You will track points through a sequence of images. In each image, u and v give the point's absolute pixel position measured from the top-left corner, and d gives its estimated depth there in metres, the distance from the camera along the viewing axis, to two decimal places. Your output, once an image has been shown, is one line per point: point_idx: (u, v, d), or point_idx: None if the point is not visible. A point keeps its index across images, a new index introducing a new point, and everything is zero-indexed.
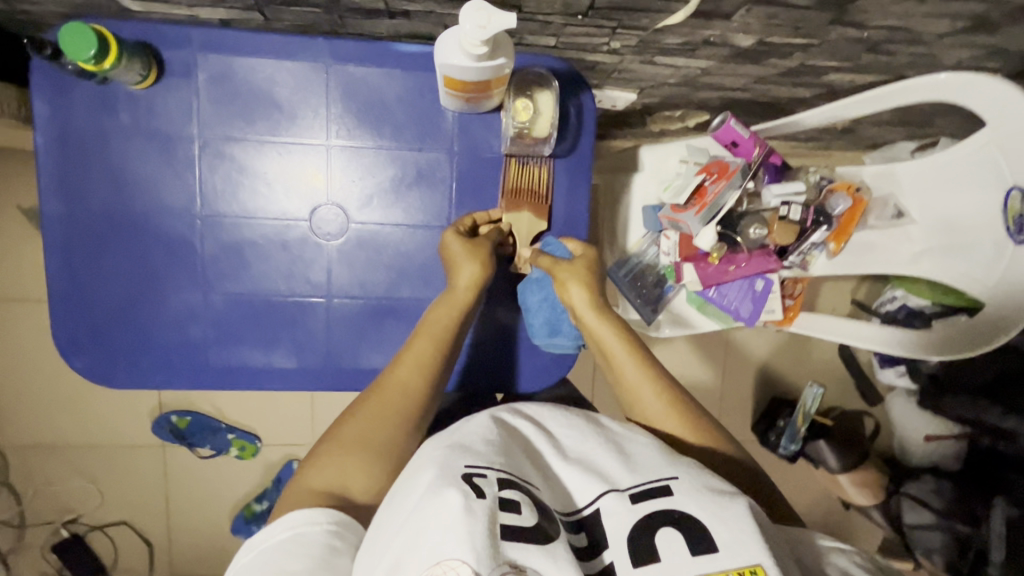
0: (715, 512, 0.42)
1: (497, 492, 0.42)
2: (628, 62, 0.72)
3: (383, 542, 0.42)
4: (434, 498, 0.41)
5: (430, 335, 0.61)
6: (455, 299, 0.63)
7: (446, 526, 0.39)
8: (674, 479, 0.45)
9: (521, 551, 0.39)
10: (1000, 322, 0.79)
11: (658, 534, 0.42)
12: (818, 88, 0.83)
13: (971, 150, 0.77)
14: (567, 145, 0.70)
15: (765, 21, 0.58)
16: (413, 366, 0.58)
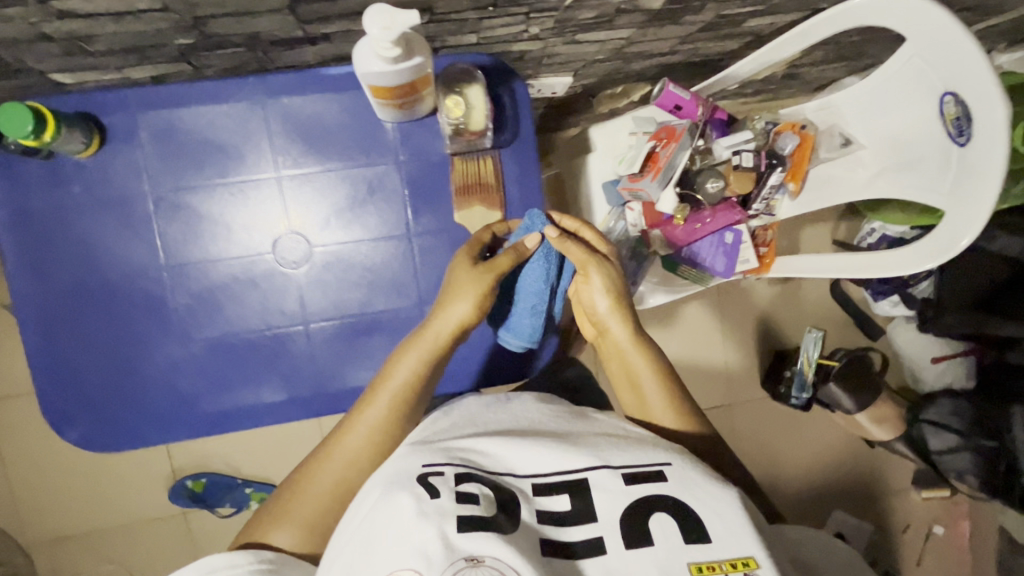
0: (711, 507, 0.49)
1: (454, 485, 0.50)
2: (553, 45, 0.74)
3: (346, 542, 0.50)
4: (390, 503, 0.49)
5: (390, 389, 0.63)
6: (429, 342, 0.64)
7: (404, 531, 0.46)
8: (669, 465, 0.52)
9: (477, 546, 0.46)
10: (946, 238, 0.78)
11: (651, 517, 0.49)
12: (744, 37, 0.86)
13: (902, 65, 0.79)
14: (508, 134, 0.72)
15: None
16: (370, 422, 0.63)
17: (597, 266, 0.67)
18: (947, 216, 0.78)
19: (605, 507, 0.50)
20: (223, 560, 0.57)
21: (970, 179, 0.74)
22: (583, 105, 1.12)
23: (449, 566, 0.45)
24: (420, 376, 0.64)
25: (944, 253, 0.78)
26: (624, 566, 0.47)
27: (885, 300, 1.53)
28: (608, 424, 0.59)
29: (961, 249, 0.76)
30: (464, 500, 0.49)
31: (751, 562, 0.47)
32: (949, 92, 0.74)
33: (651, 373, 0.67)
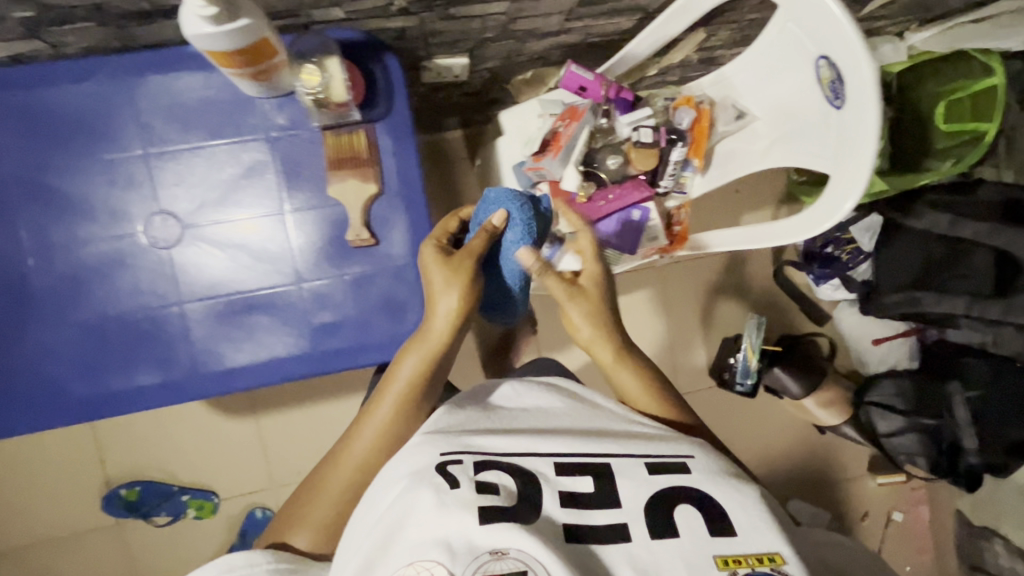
0: (735, 501, 0.56)
1: (474, 474, 0.56)
2: (431, 21, 0.75)
3: (373, 522, 0.56)
4: (415, 494, 0.55)
5: (395, 393, 0.67)
6: (429, 344, 0.68)
7: (433, 522, 0.52)
8: (692, 458, 0.60)
9: (499, 540, 0.51)
10: (833, 202, 0.78)
11: (674, 509, 0.55)
12: (635, 14, 0.87)
13: (780, 32, 0.80)
14: (382, 108, 0.71)
15: None
16: (375, 427, 0.67)
17: (574, 301, 0.72)
18: (834, 179, 0.78)
19: (629, 495, 0.56)
20: (240, 559, 0.60)
21: (850, 141, 0.75)
22: (499, 92, 1.13)
23: (473, 559, 0.50)
24: (423, 376, 0.68)
25: (833, 215, 0.78)
26: (649, 552, 0.53)
27: (826, 283, 1.53)
28: (626, 420, 0.66)
29: (848, 212, 0.76)
30: (486, 489, 0.55)
31: (777, 557, 0.52)
32: (823, 55, 0.74)
33: (639, 386, 0.72)
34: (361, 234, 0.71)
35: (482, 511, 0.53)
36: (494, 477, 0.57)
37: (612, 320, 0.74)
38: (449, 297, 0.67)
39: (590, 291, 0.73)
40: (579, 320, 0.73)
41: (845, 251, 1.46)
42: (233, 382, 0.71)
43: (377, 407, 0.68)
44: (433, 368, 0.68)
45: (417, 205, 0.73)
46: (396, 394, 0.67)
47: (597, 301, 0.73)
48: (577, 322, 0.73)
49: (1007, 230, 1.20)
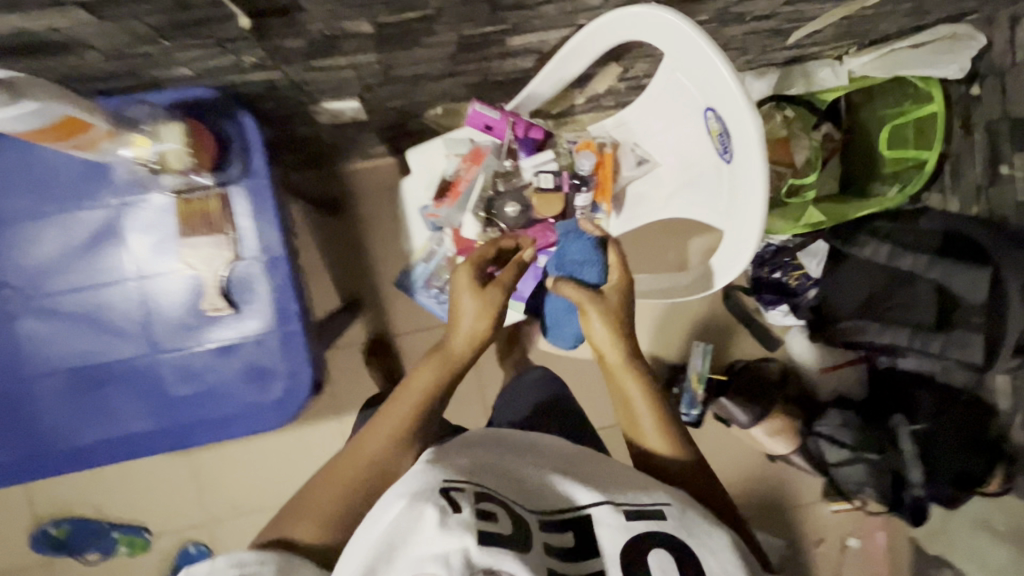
0: (706, 547, 0.55)
1: (473, 501, 0.51)
2: (295, 73, 0.71)
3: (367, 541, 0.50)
4: (415, 513, 0.49)
5: (412, 396, 0.68)
6: (450, 352, 0.71)
7: (432, 541, 0.47)
8: (669, 506, 0.58)
9: (494, 560, 0.46)
10: (723, 264, 0.77)
11: (649, 552, 0.53)
12: (531, 55, 0.83)
13: (668, 80, 0.76)
14: (238, 168, 0.67)
15: (341, 5, 0.55)
16: (391, 423, 0.66)
17: (592, 305, 0.73)
18: (726, 236, 0.76)
19: (608, 542, 0.53)
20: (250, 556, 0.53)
21: (738, 198, 0.72)
22: (417, 124, 1.08)
23: None
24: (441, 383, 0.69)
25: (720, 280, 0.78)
26: None
27: (776, 309, 1.47)
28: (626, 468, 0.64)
29: (746, 267, 0.73)
30: (486, 517, 0.49)
31: None
32: (709, 107, 0.71)
33: (641, 394, 0.70)
34: (216, 304, 0.68)
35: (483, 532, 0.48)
36: (492, 506, 0.51)
37: (627, 323, 0.74)
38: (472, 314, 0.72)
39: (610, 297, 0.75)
40: (597, 327, 0.73)
41: (791, 278, 1.39)
42: (87, 459, 0.68)
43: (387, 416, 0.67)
44: (449, 380, 0.70)
45: (281, 270, 0.69)
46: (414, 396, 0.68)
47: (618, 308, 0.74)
48: (598, 333, 0.72)
49: (944, 262, 1.17)
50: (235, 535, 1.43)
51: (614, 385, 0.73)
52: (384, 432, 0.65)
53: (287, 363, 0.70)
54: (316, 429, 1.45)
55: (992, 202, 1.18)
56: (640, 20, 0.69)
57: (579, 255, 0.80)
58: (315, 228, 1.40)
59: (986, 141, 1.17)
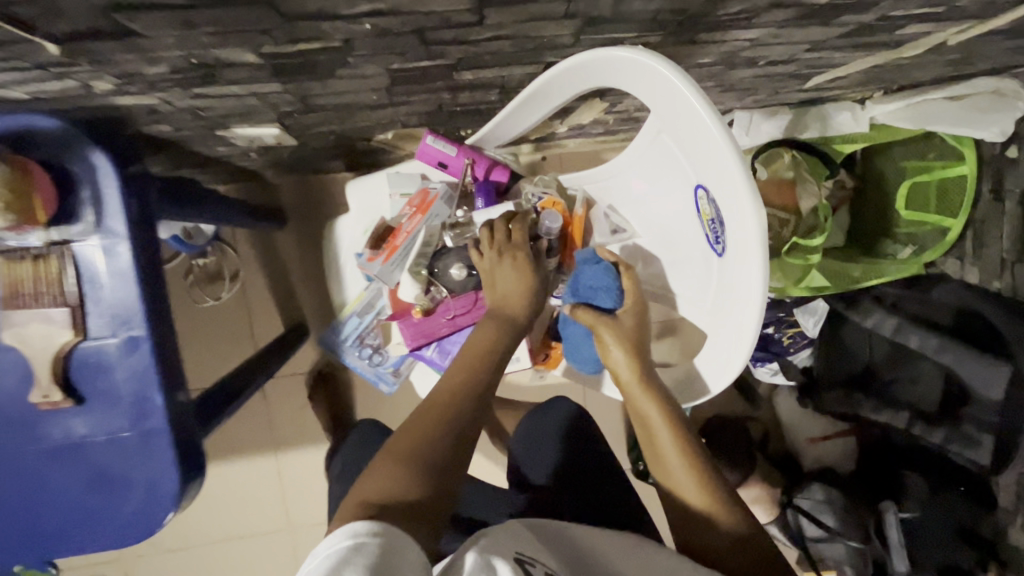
0: None
1: None
2: (174, 99, 0.55)
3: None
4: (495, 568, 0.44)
5: (469, 354, 0.61)
6: (505, 316, 0.65)
7: None
8: None
9: None
10: (710, 373, 0.62)
11: None
12: (492, 89, 0.67)
13: (657, 137, 0.61)
14: (87, 221, 0.52)
15: (195, 30, 0.40)
16: (456, 376, 0.59)
17: (607, 328, 0.64)
18: (711, 341, 0.62)
19: None
20: (363, 528, 0.43)
21: (727, 303, 0.58)
22: (366, 146, 0.92)
23: None
24: (497, 343, 0.62)
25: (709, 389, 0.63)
26: None
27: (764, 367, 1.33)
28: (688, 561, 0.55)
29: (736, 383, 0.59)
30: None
31: None
32: (702, 184, 0.56)
33: (665, 425, 0.61)
34: (49, 394, 0.53)
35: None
36: None
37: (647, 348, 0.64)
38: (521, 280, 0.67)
39: (625, 320, 0.65)
40: (615, 355, 0.64)
41: (785, 334, 1.23)
42: None
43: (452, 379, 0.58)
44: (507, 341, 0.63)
45: (141, 354, 0.54)
46: (470, 356, 0.61)
47: (634, 331, 0.64)
48: (616, 363, 0.63)
49: (956, 345, 1.01)
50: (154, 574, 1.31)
51: (637, 420, 0.63)
52: (459, 381, 0.58)
53: (147, 469, 0.56)
54: (249, 465, 1.31)
55: (1016, 280, 1.04)
56: (620, 65, 0.54)
57: (592, 279, 0.67)
58: (258, 244, 1.24)
59: (1017, 211, 1.03)
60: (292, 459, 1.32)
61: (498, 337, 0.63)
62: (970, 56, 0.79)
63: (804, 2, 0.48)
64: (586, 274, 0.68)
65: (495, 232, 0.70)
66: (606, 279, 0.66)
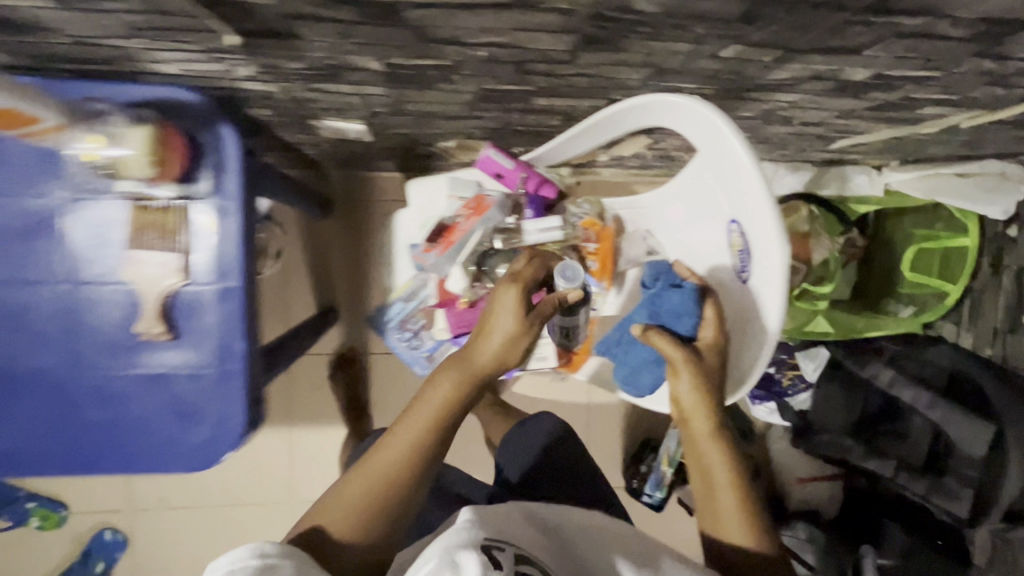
0: None
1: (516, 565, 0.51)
2: (293, 90, 0.64)
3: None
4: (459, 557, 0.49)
5: (422, 409, 0.63)
6: (466, 371, 0.65)
7: None
8: None
9: None
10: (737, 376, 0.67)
11: None
12: (555, 115, 0.76)
13: (699, 173, 0.69)
14: (206, 183, 0.60)
15: (348, 40, 0.49)
16: (404, 432, 0.61)
17: (686, 363, 0.64)
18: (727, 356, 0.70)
19: None
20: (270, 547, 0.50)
21: (745, 326, 0.66)
22: (426, 152, 1.02)
23: None
24: (455, 400, 0.63)
25: (738, 395, 0.68)
26: None
27: (762, 405, 1.40)
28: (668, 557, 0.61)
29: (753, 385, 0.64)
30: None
31: None
32: (736, 220, 0.64)
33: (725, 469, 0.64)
34: (152, 326, 0.61)
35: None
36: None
37: (720, 392, 0.66)
38: (500, 334, 0.66)
39: (709, 358, 0.66)
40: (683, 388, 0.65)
41: (786, 375, 1.34)
42: None
43: (404, 427, 0.61)
44: (468, 395, 0.65)
45: (234, 303, 0.62)
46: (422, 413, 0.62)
47: (712, 369, 0.65)
48: (683, 396, 0.65)
49: (947, 405, 1.06)
50: (156, 529, 1.35)
51: (693, 455, 0.65)
52: (405, 439, 0.61)
53: (222, 404, 0.63)
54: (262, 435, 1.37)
55: (1007, 350, 1.12)
56: (676, 109, 0.62)
57: (673, 307, 0.67)
58: (304, 227, 1.32)
59: (1012, 287, 1.11)
60: (304, 434, 1.37)
61: (461, 390, 0.64)
62: (980, 140, 0.88)
63: (840, 78, 0.57)
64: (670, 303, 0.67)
65: (523, 263, 0.74)
66: (690, 309, 0.66)
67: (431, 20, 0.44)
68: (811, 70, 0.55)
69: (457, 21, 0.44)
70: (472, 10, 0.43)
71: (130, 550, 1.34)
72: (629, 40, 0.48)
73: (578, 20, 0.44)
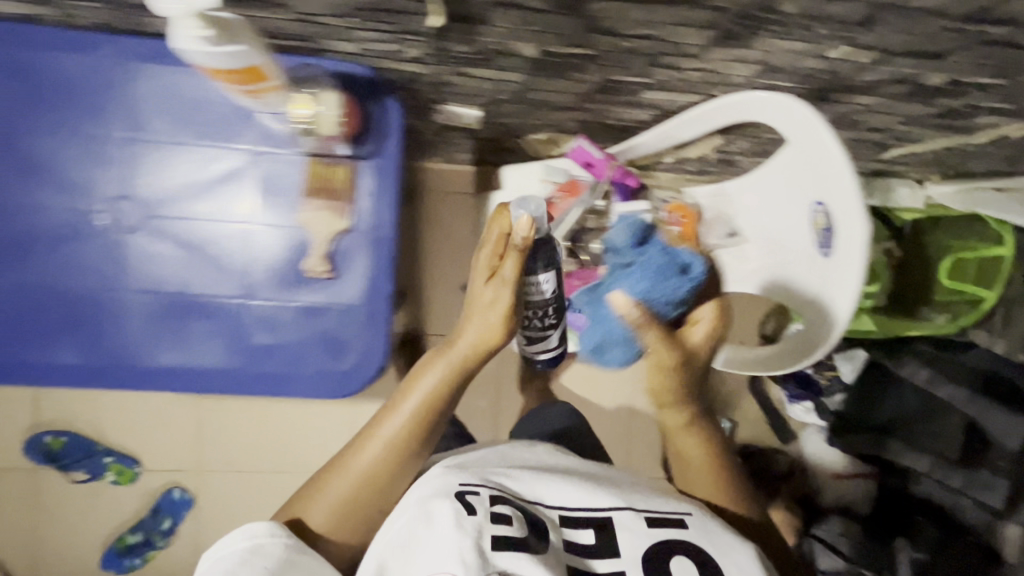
0: (722, 548, 0.56)
1: (489, 505, 0.55)
2: (443, 73, 0.75)
3: (384, 543, 0.56)
4: (432, 515, 0.54)
5: (414, 399, 0.68)
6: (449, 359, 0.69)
7: (448, 540, 0.52)
8: (691, 515, 0.59)
9: (509, 563, 0.51)
10: (819, 335, 0.76)
11: (671, 558, 0.55)
12: (651, 110, 0.86)
13: (786, 163, 0.79)
14: (371, 147, 0.71)
15: (526, 27, 0.59)
16: (393, 421, 0.67)
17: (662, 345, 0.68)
18: (808, 321, 0.79)
19: (628, 545, 0.55)
20: (262, 529, 0.58)
21: (826, 293, 0.75)
22: (513, 144, 1.12)
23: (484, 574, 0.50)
24: (444, 388, 0.69)
25: (817, 351, 0.77)
26: None
27: (799, 405, 1.48)
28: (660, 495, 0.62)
29: (836, 341, 0.73)
30: (501, 519, 0.54)
31: None
32: (821, 202, 0.74)
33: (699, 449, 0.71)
34: (318, 265, 0.71)
35: (493, 537, 0.52)
36: (508, 508, 0.56)
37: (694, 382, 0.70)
38: (477, 325, 0.70)
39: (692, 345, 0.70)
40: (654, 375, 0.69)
41: (823, 376, 1.43)
42: (154, 381, 0.70)
43: (391, 416, 0.68)
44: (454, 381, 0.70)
45: (385, 249, 0.72)
46: (414, 403, 0.68)
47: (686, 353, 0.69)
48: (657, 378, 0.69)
49: (983, 401, 1.18)
50: (220, 491, 1.42)
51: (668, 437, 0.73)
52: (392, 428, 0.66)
53: (367, 337, 0.73)
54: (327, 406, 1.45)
55: None
56: (770, 105, 0.73)
57: (659, 285, 0.72)
58: None
59: None
60: (365, 408, 1.45)
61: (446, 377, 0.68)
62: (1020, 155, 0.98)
63: (918, 82, 0.68)
64: (667, 288, 0.71)
65: (484, 244, 0.75)
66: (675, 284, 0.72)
67: (606, 11, 0.55)
68: (897, 73, 0.65)
69: (626, 13, 0.55)
70: (646, 4, 0.53)
71: (195, 510, 1.41)
72: (759, 36, 0.58)
73: (727, 17, 0.54)
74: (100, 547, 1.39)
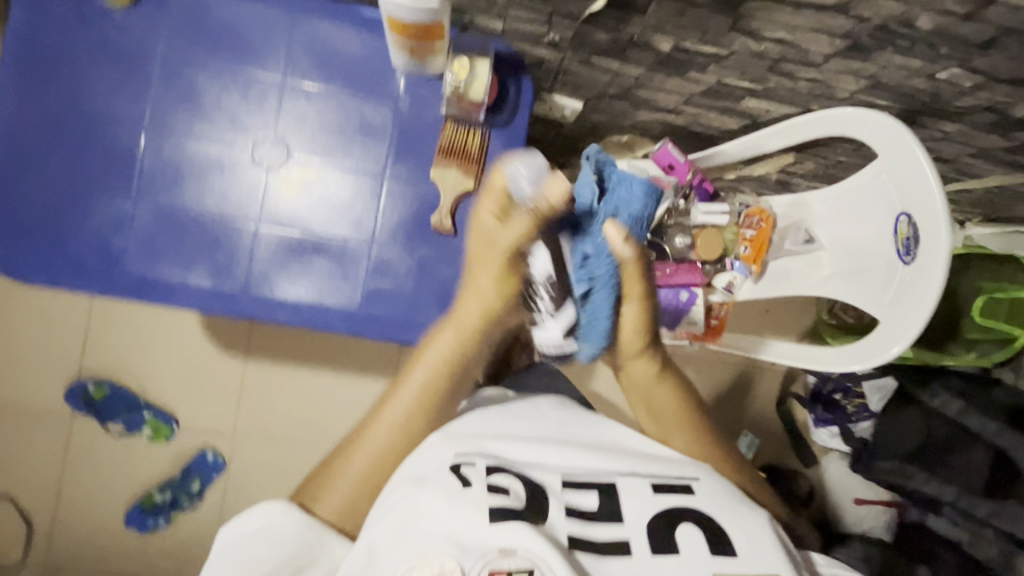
0: (729, 515, 0.58)
1: (487, 476, 0.59)
2: (568, 61, 0.81)
3: (381, 516, 0.58)
4: (431, 486, 0.57)
5: (423, 370, 0.67)
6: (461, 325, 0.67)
7: (445, 516, 0.55)
8: (698, 480, 0.62)
9: (509, 539, 0.54)
10: (891, 336, 0.80)
11: (676, 527, 0.57)
12: (742, 119, 0.93)
13: (870, 177, 0.86)
14: (503, 118, 0.77)
15: (674, 20, 0.66)
16: (404, 401, 0.66)
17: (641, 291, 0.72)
18: (881, 323, 0.83)
19: (634, 511, 0.58)
20: (272, 510, 0.60)
21: (904, 297, 0.80)
22: None
23: (482, 556, 0.53)
24: (454, 356, 0.68)
25: (883, 356, 0.81)
26: (650, 568, 0.55)
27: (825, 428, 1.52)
28: (657, 457, 0.65)
29: (912, 340, 0.77)
30: (498, 490, 0.57)
31: None
32: (905, 213, 0.80)
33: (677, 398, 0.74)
34: (443, 220, 0.74)
35: (492, 511, 0.55)
36: (508, 480, 0.59)
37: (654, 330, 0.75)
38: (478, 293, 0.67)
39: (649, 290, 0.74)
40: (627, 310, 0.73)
41: (851, 403, 1.44)
42: (272, 313, 0.73)
43: (394, 397, 0.66)
44: (465, 348, 0.68)
45: None
46: (422, 375, 0.66)
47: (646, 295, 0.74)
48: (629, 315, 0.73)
49: (1011, 436, 1.13)
50: (253, 458, 1.41)
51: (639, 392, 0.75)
52: (402, 407, 0.65)
53: None
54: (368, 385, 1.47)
55: None
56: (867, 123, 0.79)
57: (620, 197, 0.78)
58: None
59: None
60: None
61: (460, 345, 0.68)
62: None
63: (1005, 112, 0.75)
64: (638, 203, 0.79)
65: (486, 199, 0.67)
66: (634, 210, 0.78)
67: (756, 12, 0.61)
68: (991, 100, 0.72)
69: (773, 15, 0.62)
70: (796, 8, 0.60)
71: (226, 475, 1.40)
72: (882, 51, 0.65)
73: (864, 28, 0.61)
74: (127, 503, 1.38)
